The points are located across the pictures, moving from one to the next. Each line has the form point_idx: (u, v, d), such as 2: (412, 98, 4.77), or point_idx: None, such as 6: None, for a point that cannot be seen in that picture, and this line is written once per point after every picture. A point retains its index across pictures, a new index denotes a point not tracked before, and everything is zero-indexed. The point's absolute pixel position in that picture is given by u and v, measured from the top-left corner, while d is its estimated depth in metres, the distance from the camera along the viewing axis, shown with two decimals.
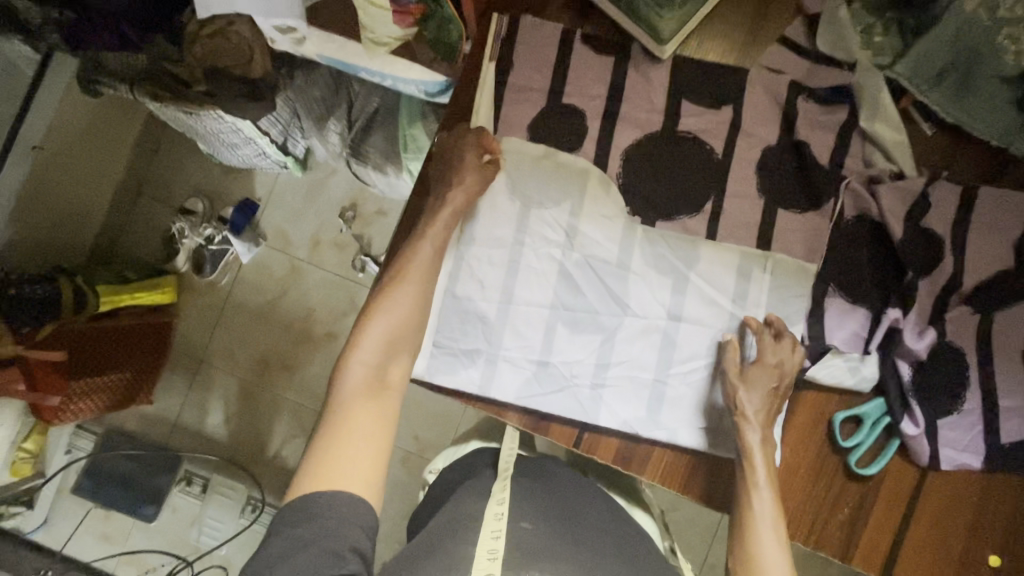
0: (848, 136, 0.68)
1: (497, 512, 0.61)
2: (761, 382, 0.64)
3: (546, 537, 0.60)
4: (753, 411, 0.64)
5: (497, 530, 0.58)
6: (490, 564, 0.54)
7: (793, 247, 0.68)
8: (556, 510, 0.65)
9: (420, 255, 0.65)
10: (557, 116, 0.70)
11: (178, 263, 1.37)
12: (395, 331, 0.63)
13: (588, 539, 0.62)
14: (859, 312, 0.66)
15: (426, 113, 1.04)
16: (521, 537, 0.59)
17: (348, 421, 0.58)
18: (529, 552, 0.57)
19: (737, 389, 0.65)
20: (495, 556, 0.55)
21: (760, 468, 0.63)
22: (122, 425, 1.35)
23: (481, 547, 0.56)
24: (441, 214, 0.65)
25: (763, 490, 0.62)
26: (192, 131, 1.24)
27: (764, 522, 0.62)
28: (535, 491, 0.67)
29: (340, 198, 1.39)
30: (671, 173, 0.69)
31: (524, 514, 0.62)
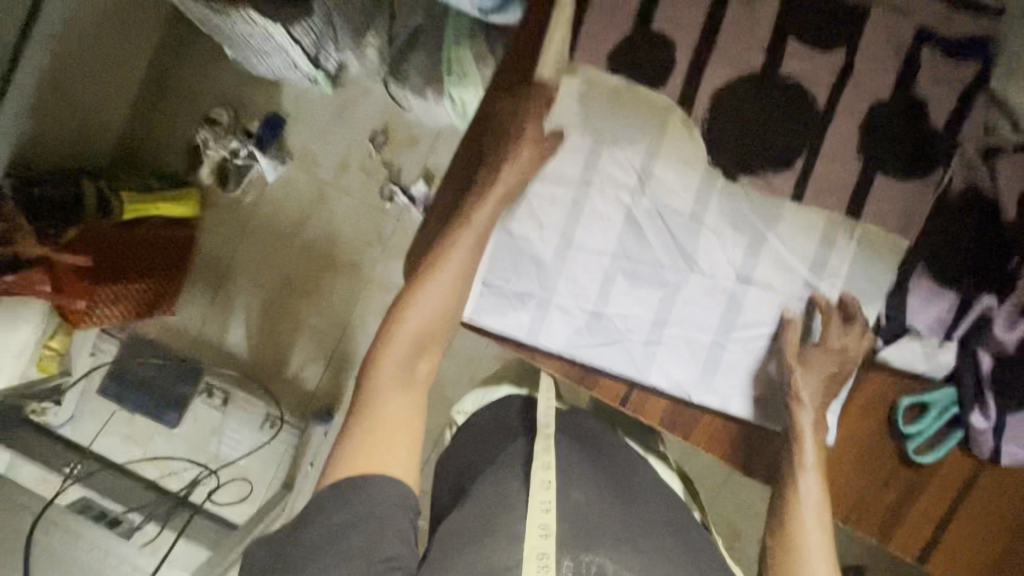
0: (971, 98, 0.60)
1: (545, 479, 0.59)
2: (822, 364, 0.61)
3: (600, 512, 0.58)
4: (808, 397, 0.61)
5: (547, 503, 0.57)
6: (544, 541, 0.53)
7: (887, 218, 0.62)
8: (599, 476, 0.63)
9: (492, 191, 0.61)
10: (644, 46, 0.62)
11: (202, 175, 1.34)
12: (433, 317, 0.61)
13: (636, 510, 0.60)
14: (947, 297, 0.61)
15: (475, 32, 0.99)
16: (575, 512, 0.57)
17: (381, 414, 0.56)
18: (585, 529, 0.56)
19: (793, 367, 0.62)
20: (549, 532, 0.54)
21: (809, 442, 0.60)
22: (146, 333, 1.39)
23: (533, 521, 0.55)
24: (518, 154, 0.61)
25: (811, 474, 0.59)
26: (221, 36, 1.18)
27: (806, 514, 0.58)
28: (578, 454, 0.65)
29: (371, 120, 1.33)
30: (767, 123, 0.62)
31: (575, 485, 0.60)
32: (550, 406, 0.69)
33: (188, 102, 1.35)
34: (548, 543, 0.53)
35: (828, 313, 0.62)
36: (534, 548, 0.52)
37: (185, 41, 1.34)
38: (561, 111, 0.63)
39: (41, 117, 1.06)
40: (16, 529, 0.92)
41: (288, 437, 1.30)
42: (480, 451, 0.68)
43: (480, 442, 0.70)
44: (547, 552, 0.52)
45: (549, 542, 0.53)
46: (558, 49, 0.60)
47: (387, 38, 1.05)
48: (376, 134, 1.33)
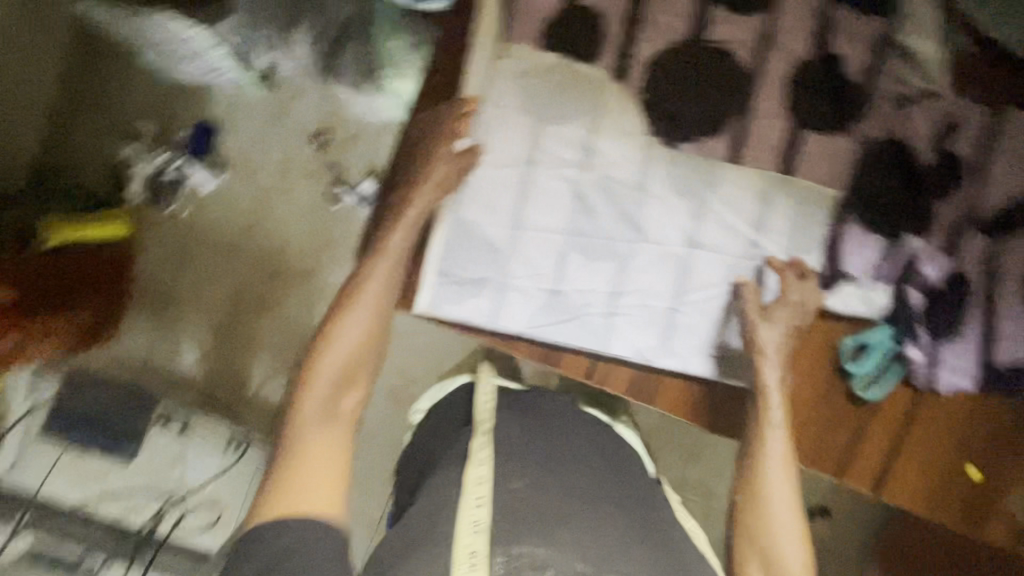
0: (883, 52, 0.64)
1: (479, 476, 0.59)
2: (783, 318, 0.63)
3: (541, 498, 0.58)
4: (772, 348, 0.63)
5: (480, 497, 0.57)
6: (475, 538, 0.54)
7: (816, 172, 0.65)
8: (540, 455, 0.63)
9: (421, 201, 0.60)
10: (574, 20, 0.62)
11: (132, 191, 1.27)
12: (354, 355, 0.61)
13: (578, 486, 0.61)
14: (877, 241, 0.65)
15: (409, 24, 0.98)
16: (513, 501, 0.58)
17: (304, 457, 0.56)
18: (522, 518, 0.56)
19: (756, 326, 0.63)
20: (480, 527, 0.55)
21: (772, 388, 0.63)
22: (86, 366, 1.28)
23: (464, 518, 0.55)
24: (436, 167, 0.60)
25: (775, 412, 0.62)
26: (135, 42, 1.11)
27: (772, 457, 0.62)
28: (521, 439, 0.64)
29: (310, 120, 1.29)
30: (698, 88, 0.63)
31: (513, 475, 0.60)
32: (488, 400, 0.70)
33: (106, 115, 1.28)
34: (480, 541, 0.53)
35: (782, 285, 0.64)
36: (465, 547, 0.53)
37: (96, 50, 1.26)
38: (498, 93, 0.62)
39: None
40: None
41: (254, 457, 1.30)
42: (445, 444, 0.68)
43: (445, 432, 0.70)
44: (478, 548, 0.53)
45: (479, 539, 0.53)
46: (490, 31, 0.61)
47: (319, 33, 1.01)
48: (316, 134, 1.29)
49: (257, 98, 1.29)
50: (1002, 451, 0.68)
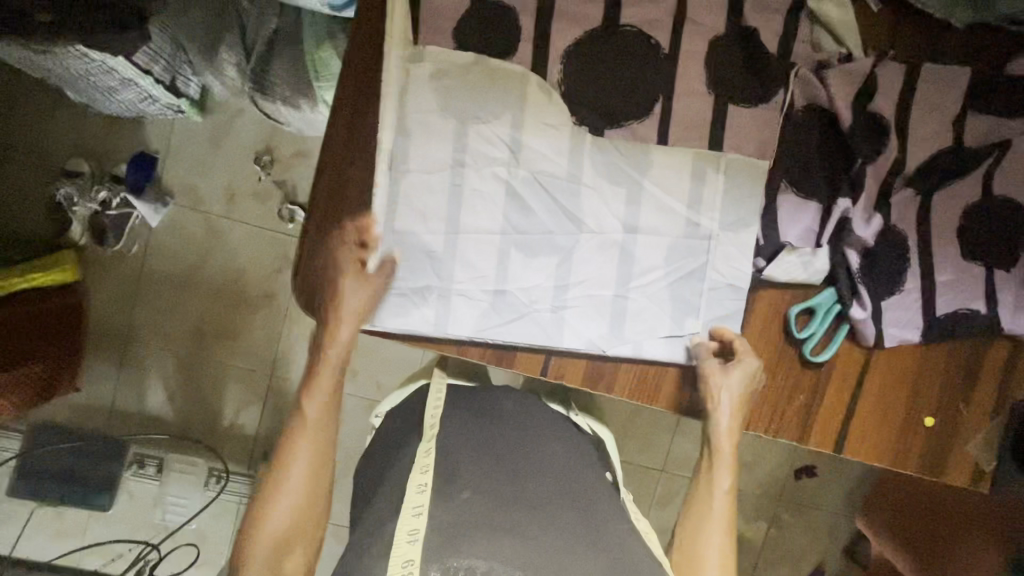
0: (797, 19, 0.64)
1: (420, 483, 0.60)
2: (738, 376, 0.65)
3: (483, 505, 0.58)
4: (726, 400, 0.66)
5: (419, 507, 0.57)
6: (410, 548, 0.53)
7: (744, 144, 0.65)
8: (483, 461, 0.63)
9: (337, 345, 0.63)
10: (486, 17, 0.61)
11: (76, 234, 1.24)
12: (298, 513, 0.63)
13: (520, 491, 0.61)
14: (810, 206, 0.66)
15: (334, 32, 0.96)
16: (457, 511, 0.57)
17: None
18: (461, 525, 0.56)
19: (708, 374, 0.66)
20: (417, 535, 0.54)
21: (724, 440, 0.67)
22: (50, 418, 1.29)
23: (402, 528, 0.55)
24: (347, 297, 0.61)
25: (724, 470, 0.68)
26: (56, 78, 1.07)
27: (715, 519, 0.67)
28: (471, 451, 0.65)
29: (252, 142, 1.27)
30: (618, 73, 0.63)
31: (461, 484, 0.60)
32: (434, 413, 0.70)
33: (38, 159, 1.25)
34: (415, 549, 0.53)
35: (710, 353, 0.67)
36: (399, 556, 0.52)
37: (23, 92, 1.23)
38: (417, 97, 0.61)
39: None
40: None
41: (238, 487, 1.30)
42: (400, 454, 0.67)
43: (401, 443, 0.69)
44: (412, 558, 0.52)
45: (414, 547, 0.53)
46: (401, 36, 0.60)
47: (244, 52, 0.99)
48: (260, 155, 1.27)
49: (193, 125, 1.26)
50: (954, 399, 0.70)
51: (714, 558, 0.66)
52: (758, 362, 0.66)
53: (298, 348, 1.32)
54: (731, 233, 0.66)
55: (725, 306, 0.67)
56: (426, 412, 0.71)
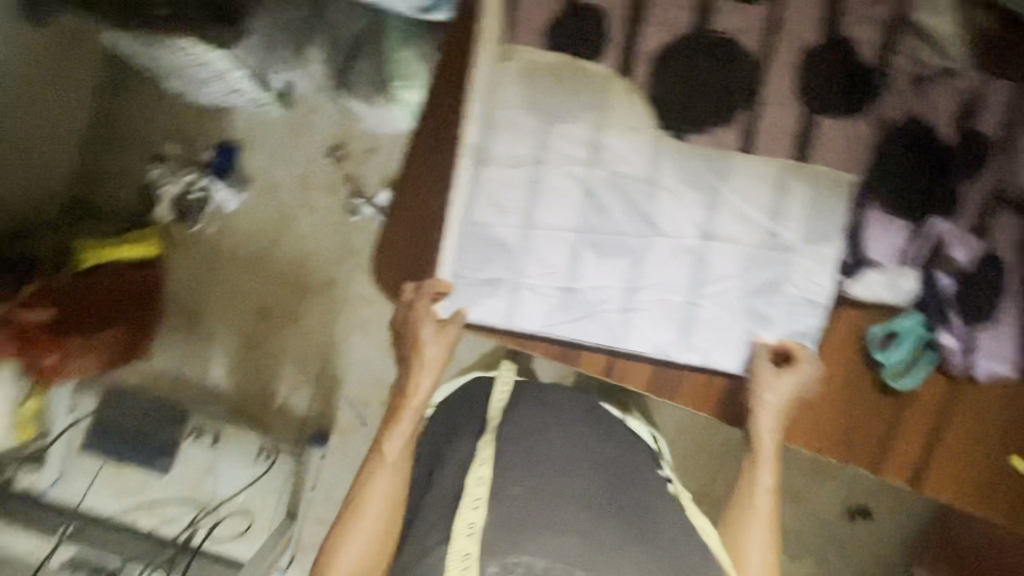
0: (897, 31, 0.62)
1: (479, 477, 0.60)
2: (790, 379, 0.64)
3: (539, 502, 0.57)
4: (774, 399, 0.64)
5: (477, 500, 0.57)
6: (469, 541, 0.52)
7: (832, 158, 0.63)
8: (536, 457, 0.62)
9: (419, 393, 0.68)
10: (577, 19, 0.62)
11: (160, 213, 1.34)
12: (374, 544, 0.63)
13: (571, 488, 0.59)
14: (899, 225, 0.63)
15: (415, 33, 1.00)
16: (513, 506, 0.56)
17: None
18: (517, 522, 0.54)
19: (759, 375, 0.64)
20: (475, 529, 0.53)
21: (766, 438, 0.64)
22: (125, 381, 1.41)
23: (460, 521, 0.55)
24: (428, 346, 0.66)
25: (765, 466, 0.65)
26: (159, 68, 1.15)
27: (758, 515, 0.63)
28: (525, 445, 0.64)
29: (326, 136, 1.34)
30: (705, 79, 0.63)
31: (516, 479, 0.59)
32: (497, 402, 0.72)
33: (133, 141, 1.35)
34: (473, 542, 0.52)
35: (768, 354, 0.65)
36: (458, 550, 0.52)
37: (126, 78, 1.34)
38: (504, 95, 0.63)
39: None
40: None
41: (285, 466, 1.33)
42: (458, 445, 0.68)
43: (459, 433, 0.70)
44: (470, 551, 0.51)
45: (473, 541, 0.52)
46: (494, 35, 0.61)
47: (331, 48, 1.05)
48: (333, 149, 1.33)
49: (273, 117, 1.34)
50: None
51: (755, 558, 0.61)
52: (816, 373, 0.64)
53: (352, 336, 1.37)
54: (813, 246, 0.64)
55: (801, 322, 0.65)
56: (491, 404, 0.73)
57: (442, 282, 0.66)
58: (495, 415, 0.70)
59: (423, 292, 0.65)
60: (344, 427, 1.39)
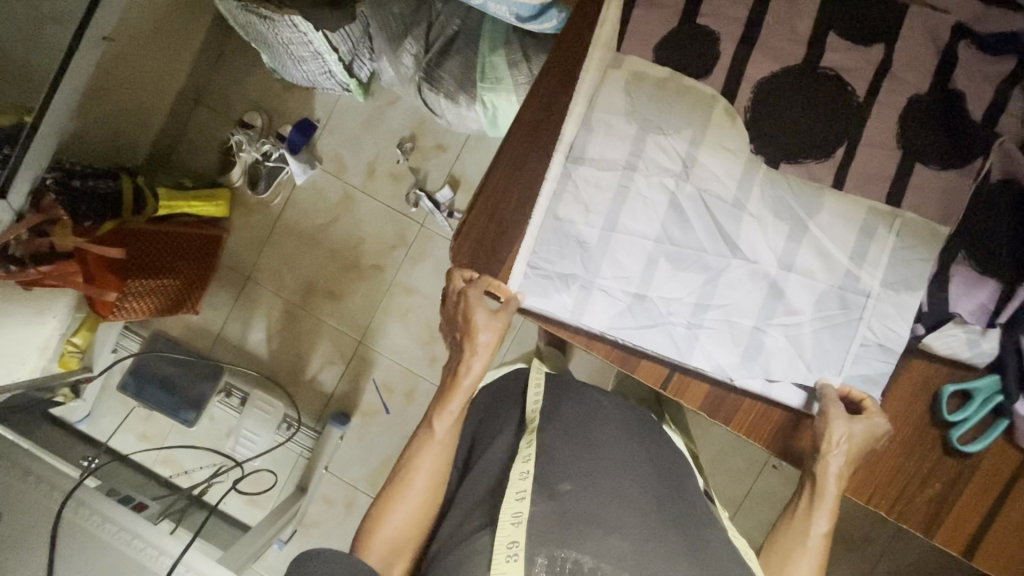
0: (1007, 92, 0.62)
1: (523, 470, 0.61)
2: (860, 425, 0.61)
3: (587, 501, 0.58)
4: (845, 444, 0.61)
5: (521, 492, 0.58)
6: (514, 530, 0.54)
7: (925, 206, 0.63)
8: (585, 455, 0.62)
9: (471, 375, 0.65)
10: (690, 37, 0.64)
11: (234, 176, 1.40)
12: (419, 514, 0.63)
13: (623, 491, 0.60)
14: (987, 283, 0.62)
15: (508, 41, 1.04)
16: (562, 503, 0.58)
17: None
18: (564, 520, 0.56)
19: (827, 418, 0.62)
20: (520, 519, 0.55)
21: (830, 482, 0.63)
22: (167, 330, 1.44)
23: (506, 510, 0.56)
24: (481, 332, 0.64)
25: (824, 511, 0.63)
26: (261, 42, 1.22)
27: (806, 553, 0.63)
28: (574, 443, 0.64)
29: (400, 128, 1.39)
30: (807, 111, 0.64)
31: (566, 476, 0.60)
32: (537, 398, 0.72)
33: (222, 108, 1.43)
34: (519, 531, 0.54)
35: (836, 393, 0.64)
36: (504, 538, 0.54)
37: (226, 48, 1.42)
38: (607, 99, 0.64)
39: (77, 111, 1.07)
40: (47, 509, 0.88)
41: (304, 440, 1.36)
42: (500, 431, 0.69)
43: (500, 418, 0.71)
44: (517, 539, 0.54)
45: (519, 530, 0.54)
46: (607, 45, 0.64)
47: (424, 45, 1.10)
48: (404, 141, 1.38)
49: (355, 103, 1.40)
50: None
51: None
52: (888, 425, 0.62)
53: (390, 322, 1.39)
54: (892, 292, 0.63)
55: (869, 366, 0.64)
56: (528, 401, 0.71)
57: (505, 286, 0.65)
58: (534, 411, 0.70)
59: (475, 284, 0.64)
60: (367, 410, 1.39)
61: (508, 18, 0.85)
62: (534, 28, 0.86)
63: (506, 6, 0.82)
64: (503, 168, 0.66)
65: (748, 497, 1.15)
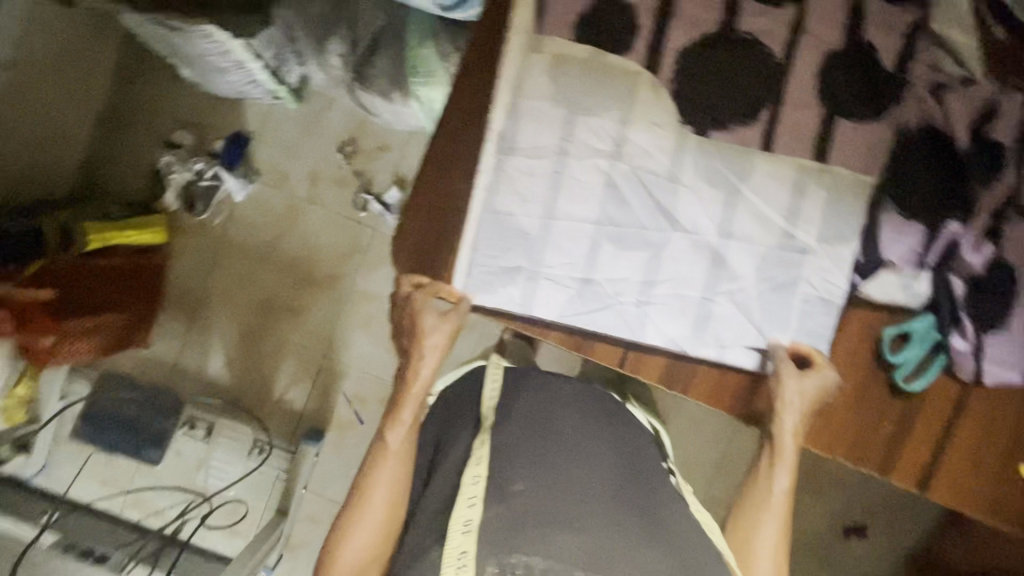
0: (917, 40, 0.64)
1: (475, 474, 0.59)
2: (810, 383, 0.63)
3: (540, 498, 0.57)
4: (797, 401, 0.63)
5: (473, 497, 0.57)
6: (464, 539, 0.54)
7: (851, 160, 0.64)
8: (538, 449, 0.62)
9: (421, 381, 0.65)
10: (607, 11, 0.63)
11: (169, 200, 1.33)
12: (382, 531, 0.62)
13: (578, 483, 0.59)
14: (914, 227, 0.64)
15: (437, 32, 0.99)
16: (514, 503, 0.57)
17: None
18: (516, 523, 0.55)
19: (783, 377, 0.64)
20: (471, 528, 0.55)
21: (788, 439, 0.65)
22: (118, 369, 1.37)
23: (456, 518, 0.55)
24: (429, 334, 0.64)
25: (783, 469, 0.65)
26: (175, 55, 1.14)
27: (770, 510, 0.66)
28: (524, 441, 0.63)
29: (339, 131, 1.34)
30: (728, 76, 0.64)
31: (517, 474, 0.59)
32: (495, 392, 0.71)
33: (146, 128, 1.35)
34: (469, 541, 0.54)
35: (788, 354, 0.65)
36: (454, 547, 0.53)
37: (144, 63, 1.34)
38: (531, 84, 0.63)
39: None
40: None
41: (279, 461, 1.31)
42: (460, 434, 0.67)
43: (459, 421, 0.70)
44: (467, 550, 0.53)
45: (469, 539, 0.54)
46: (525, 27, 0.63)
47: (350, 44, 1.03)
48: (344, 144, 1.34)
49: (288, 110, 1.34)
50: None
51: (762, 550, 0.65)
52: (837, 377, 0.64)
53: (354, 331, 1.36)
54: (828, 246, 0.65)
55: (814, 321, 0.66)
56: (483, 399, 0.70)
57: (450, 288, 0.64)
58: (488, 410, 0.69)
59: (422, 289, 0.64)
60: (341, 423, 1.36)
61: (432, 8, 0.84)
62: (460, 17, 0.85)
63: None
64: (436, 163, 0.65)
65: (726, 459, 1.18)
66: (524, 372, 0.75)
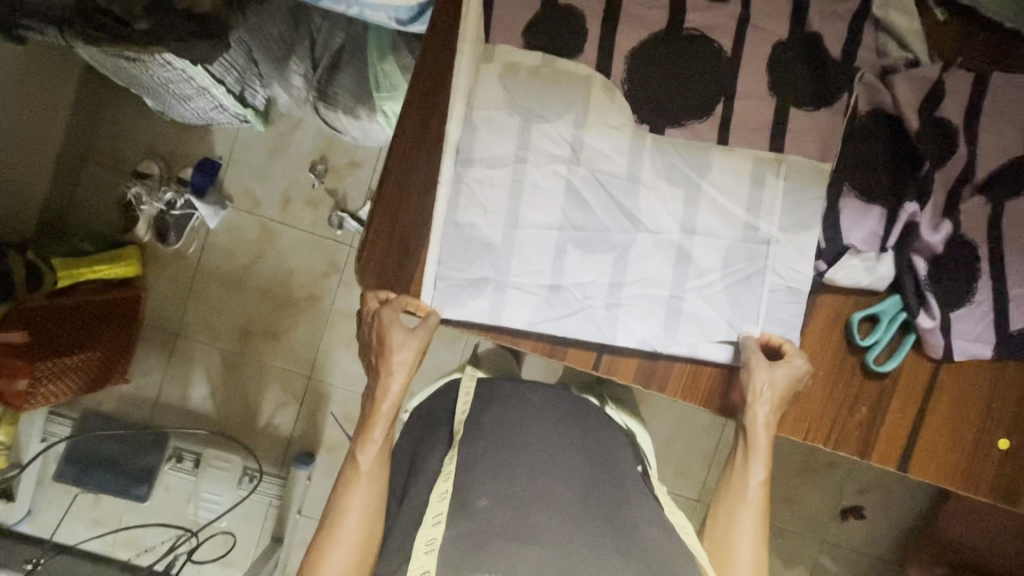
0: (861, 26, 0.65)
1: (443, 491, 0.59)
2: (782, 372, 0.63)
3: (507, 514, 0.56)
4: (768, 391, 0.63)
5: (437, 516, 0.56)
6: (427, 559, 0.51)
7: (806, 147, 0.65)
8: (506, 464, 0.61)
9: (390, 398, 0.63)
10: (554, 18, 0.64)
11: (140, 232, 1.31)
12: (358, 557, 0.60)
13: (545, 496, 0.59)
14: (873, 211, 0.64)
15: (397, 45, 0.99)
16: (480, 520, 0.55)
17: None
18: (478, 540, 0.53)
19: (755, 370, 0.63)
20: (433, 547, 0.53)
21: (762, 433, 0.64)
22: (99, 407, 1.34)
23: (420, 538, 0.54)
24: (397, 350, 0.63)
25: (758, 461, 0.65)
26: (138, 85, 1.13)
27: (748, 504, 0.65)
28: (493, 456, 0.62)
29: (309, 150, 1.33)
30: (680, 74, 0.65)
31: (480, 491, 0.58)
32: (467, 404, 0.71)
33: (111, 160, 1.33)
34: (430, 561, 0.51)
35: (758, 345, 0.65)
36: (416, 568, 0.51)
37: (105, 96, 1.32)
38: (484, 94, 0.63)
39: None
40: None
41: (270, 488, 1.30)
42: (435, 449, 0.67)
43: (434, 436, 0.69)
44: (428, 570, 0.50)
45: (430, 559, 0.51)
46: (475, 39, 0.63)
47: (311, 63, 1.01)
48: (314, 164, 1.33)
49: (256, 133, 1.33)
50: None
51: (743, 549, 0.64)
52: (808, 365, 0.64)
53: (337, 351, 1.34)
54: (791, 235, 0.65)
55: (782, 310, 0.66)
56: (456, 415, 0.70)
57: (418, 302, 0.64)
58: (459, 425, 0.68)
59: (392, 304, 0.63)
60: (331, 444, 1.34)
61: (388, 23, 0.82)
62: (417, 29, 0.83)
63: (384, 12, 0.78)
64: (394, 179, 0.64)
65: (718, 451, 1.18)
66: (498, 384, 0.75)
